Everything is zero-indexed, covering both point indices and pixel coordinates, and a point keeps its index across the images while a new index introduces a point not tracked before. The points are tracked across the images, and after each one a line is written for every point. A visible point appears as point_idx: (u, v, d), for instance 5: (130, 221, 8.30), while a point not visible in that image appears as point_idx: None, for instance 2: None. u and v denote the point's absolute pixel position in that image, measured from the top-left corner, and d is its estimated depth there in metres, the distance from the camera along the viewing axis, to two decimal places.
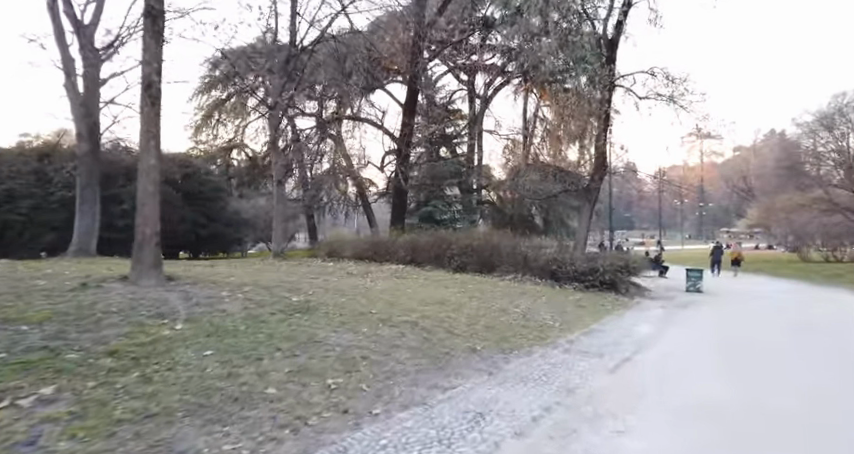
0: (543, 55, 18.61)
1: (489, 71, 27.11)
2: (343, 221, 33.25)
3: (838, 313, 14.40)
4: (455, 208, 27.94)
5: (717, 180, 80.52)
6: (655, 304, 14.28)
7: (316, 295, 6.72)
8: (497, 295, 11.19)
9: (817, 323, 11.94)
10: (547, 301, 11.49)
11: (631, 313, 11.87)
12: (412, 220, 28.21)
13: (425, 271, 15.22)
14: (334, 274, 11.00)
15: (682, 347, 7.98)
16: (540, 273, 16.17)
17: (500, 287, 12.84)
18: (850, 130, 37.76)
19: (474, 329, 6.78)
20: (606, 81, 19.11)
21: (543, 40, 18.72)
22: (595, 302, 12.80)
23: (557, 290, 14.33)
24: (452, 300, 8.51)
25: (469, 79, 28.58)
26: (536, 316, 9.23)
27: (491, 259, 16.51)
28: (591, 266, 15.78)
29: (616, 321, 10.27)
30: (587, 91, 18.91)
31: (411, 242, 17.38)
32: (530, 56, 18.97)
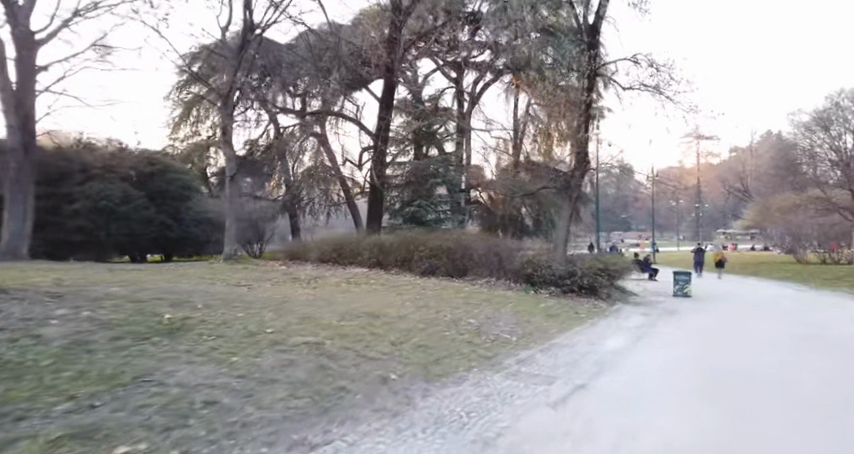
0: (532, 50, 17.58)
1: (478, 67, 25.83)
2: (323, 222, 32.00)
3: (839, 323, 13.21)
4: (442, 209, 25.91)
5: (713, 181, 79.41)
6: (635, 311, 13.13)
7: (208, 308, 5.48)
8: (456, 303, 10.04)
9: (811, 336, 10.90)
10: (512, 310, 10.34)
11: (604, 320, 10.78)
12: (398, 220, 26.00)
13: (389, 276, 14.08)
14: (273, 281, 9.79)
15: (654, 368, 6.86)
16: (515, 278, 15.11)
17: (466, 294, 11.75)
18: (847, 129, 36.60)
19: (397, 350, 5.56)
20: (585, 68, 17.61)
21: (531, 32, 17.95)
22: (569, 310, 11.63)
23: (531, 297, 13.15)
24: (390, 313, 7.30)
25: (457, 76, 27.42)
26: (490, 329, 8.09)
27: (461, 262, 15.47)
28: (569, 269, 14.66)
29: (587, 332, 9.17)
30: (564, 79, 17.83)
31: (379, 244, 16.31)
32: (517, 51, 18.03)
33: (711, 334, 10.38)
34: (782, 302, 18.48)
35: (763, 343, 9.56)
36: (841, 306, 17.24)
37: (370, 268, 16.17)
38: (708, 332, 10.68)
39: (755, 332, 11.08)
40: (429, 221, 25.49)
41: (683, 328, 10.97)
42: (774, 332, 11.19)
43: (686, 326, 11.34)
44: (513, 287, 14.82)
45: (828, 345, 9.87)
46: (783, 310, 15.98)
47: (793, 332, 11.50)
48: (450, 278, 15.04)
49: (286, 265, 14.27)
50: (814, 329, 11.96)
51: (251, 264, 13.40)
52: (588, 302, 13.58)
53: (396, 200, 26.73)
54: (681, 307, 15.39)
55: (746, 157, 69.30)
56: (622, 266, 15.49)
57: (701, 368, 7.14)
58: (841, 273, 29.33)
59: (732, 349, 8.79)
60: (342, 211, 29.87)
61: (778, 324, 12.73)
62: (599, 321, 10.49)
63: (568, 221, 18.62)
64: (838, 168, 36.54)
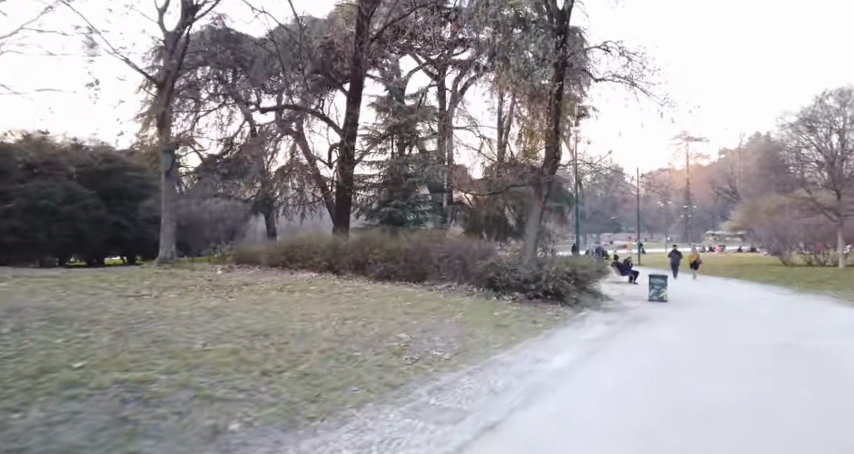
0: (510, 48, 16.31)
1: (459, 65, 24.57)
2: (296, 222, 30.85)
3: (821, 333, 12.25)
4: (423, 210, 25.10)
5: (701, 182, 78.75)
6: (601, 319, 12.31)
7: (20, 333, 4.24)
8: (395, 313, 9.03)
9: (790, 346, 9.95)
10: (455, 321, 9.37)
11: (558, 331, 9.84)
12: (374, 220, 25.11)
13: (339, 280, 13.15)
14: (185, 289, 8.63)
15: (597, 389, 5.95)
16: (477, 283, 14.23)
17: (414, 303, 10.78)
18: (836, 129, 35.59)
19: (267, 383, 4.29)
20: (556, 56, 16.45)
21: (515, 31, 16.48)
22: (524, 318, 10.69)
23: (489, 304, 12.27)
24: (292, 329, 6.17)
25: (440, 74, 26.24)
26: (418, 347, 7.10)
27: (421, 267, 14.70)
28: (534, 273, 13.81)
29: (538, 345, 8.24)
30: (538, 72, 16.21)
31: (334, 246, 15.42)
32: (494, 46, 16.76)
33: (680, 345, 9.46)
34: (765, 306, 17.53)
35: (734, 355, 8.61)
36: (828, 311, 16.21)
37: (323, 272, 15.15)
38: (677, 343, 9.74)
39: (728, 341, 10.15)
40: (407, 223, 24.57)
41: (650, 338, 10.06)
42: (749, 342, 10.26)
43: (654, 336, 10.40)
44: (474, 292, 13.96)
45: (806, 356, 8.92)
46: (764, 316, 15.04)
47: (770, 341, 10.57)
48: (406, 284, 14.08)
49: (228, 270, 13.19)
50: (794, 339, 11.01)
51: (188, 270, 12.31)
52: (551, 310, 12.70)
53: (374, 200, 25.73)
54: (653, 314, 14.46)
55: (732, 159, 68.53)
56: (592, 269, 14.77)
57: (655, 387, 6.20)
58: (826, 276, 28.41)
59: (696, 362, 7.87)
60: (316, 211, 28.85)
61: (755, 332, 11.83)
62: (555, 333, 9.58)
63: (537, 219, 17.74)
64: (824, 169, 35.57)
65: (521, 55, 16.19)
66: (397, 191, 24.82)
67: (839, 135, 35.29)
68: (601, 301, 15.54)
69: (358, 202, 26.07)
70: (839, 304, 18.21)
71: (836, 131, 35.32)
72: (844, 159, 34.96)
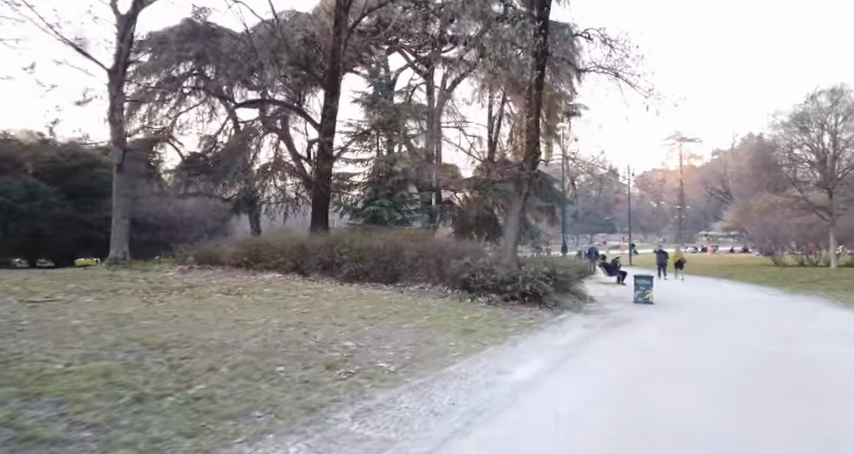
0: (494, 42, 15.64)
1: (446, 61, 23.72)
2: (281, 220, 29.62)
3: (813, 337, 11.61)
4: (412, 207, 25.34)
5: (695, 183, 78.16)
6: (578, 322, 11.75)
7: None
8: (348, 318, 8.25)
9: (777, 354, 9.26)
10: (414, 326, 8.55)
11: (528, 338, 9.17)
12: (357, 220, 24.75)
13: (305, 281, 12.46)
14: (113, 292, 7.79)
15: (556, 407, 5.27)
16: (453, 284, 13.75)
17: (376, 305, 10.08)
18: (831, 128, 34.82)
19: (132, 415, 3.36)
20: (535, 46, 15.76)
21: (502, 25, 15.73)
22: (494, 323, 10.01)
23: (461, 307, 11.61)
24: (207, 339, 5.33)
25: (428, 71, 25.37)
26: (362, 357, 6.29)
27: (395, 267, 14.19)
28: (510, 274, 13.39)
29: (503, 354, 7.54)
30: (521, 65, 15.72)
31: (302, 245, 14.65)
32: (479, 41, 16.23)
33: (659, 352, 8.80)
34: (754, 308, 16.92)
35: (716, 367, 7.92)
36: (820, 314, 15.55)
37: (288, 273, 14.32)
38: (655, 350, 9.09)
39: (711, 348, 9.46)
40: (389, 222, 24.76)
41: (628, 345, 9.37)
42: (733, 348, 9.58)
43: (632, 341, 9.73)
44: (448, 293, 13.48)
45: (794, 365, 8.24)
46: (752, 319, 14.36)
47: (756, 347, 9.89)
48: (378, 285, 13.44)
49: (184, 271, 12.39)
50: (782, 345, 10.33)
51: (137, 270, 11.43)
52: (527, 313, 12.28)
53: (360, 198, 25.64)
54: (635, 316, 13.88)
55: (725, 159, 67.99)
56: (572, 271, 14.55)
57: (622, 405, 5.50)
58: (818, 276, 27.79)
59: (672, 373, 7.24)
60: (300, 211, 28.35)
61: (741, 336, 11.16)
62: (526, 340, 8.87)
63: (517, 217, 17.15)
64: (817, 169, 34.91)
65: (504, 48, 15.57)
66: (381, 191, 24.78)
67: (832, 135, 34.62)
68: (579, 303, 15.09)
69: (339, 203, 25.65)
70: (831, 306, 17.55)
71: (829, 131, 34.63)
72: (837, 159, 34.28)
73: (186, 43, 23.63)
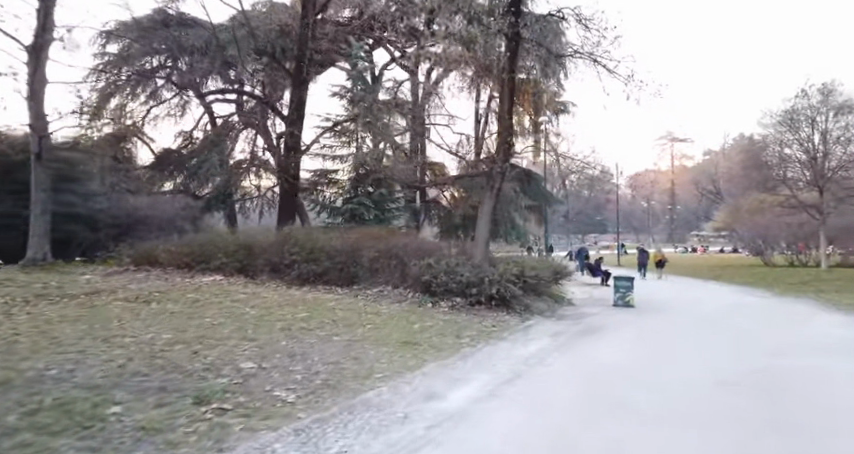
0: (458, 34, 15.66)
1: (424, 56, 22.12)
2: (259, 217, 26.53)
3: (805, 350, 10.61)
4: (398, 203, 23.84)
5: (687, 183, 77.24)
6: (546, 330, 10.80)
7: None
8: (267, 330, 6.98)
9: (760, 374, 8.28)
10: (346, 339, 7.31)
11: (481, 350, 8.15)
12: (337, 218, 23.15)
13: (248, 284, 11.29)
14: None
15: (484, 444, 4.22)
16: (415, 287, 12.84)
17: (314, 313, 8.92)
18: (823, 127, 33.80)
19: None
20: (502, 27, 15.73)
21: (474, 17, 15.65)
22: (448, 334, 8.86)
23: (418, 314, 10.61)
24: (29, 370, 4.04)
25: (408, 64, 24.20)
26: (255, 384, 5.03)
27: (352, 267, 13.19)
28: (476, 276, 12.49)
29: (441, 374, 6.47)
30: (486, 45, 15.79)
31: (250, 246, 13.48)
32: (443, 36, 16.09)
33: (628, 374, 7.81)
34: (742, 312, 15.93)
35: (690, 395, 6.91)
36: (814, 320, 14.54)
37: (234, 275, 13.13)
38: (624, 368, 8.13)
39: (687, 368, 8.44)
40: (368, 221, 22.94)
41: (594, 361, 8.38)
42: (712, 369, 8.59)
43: (599, 357, 8.73)
44: (408, 297, 12.55)
45: (781, 392, 7.21)
46: (736, 326, 13.40)
47: (737, 366, 8.92)
48: (331, 289, 12.36)
49: (116, 273, 11.30)
50: (767, 362, 9.36)
51: (52, 273, 10.14)
52: (492, 319, 11.44)
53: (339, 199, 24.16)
54: (612, 322, 12.89)
55: (715, 159, 67.27)
56: (541, 273, 13.88)
57: (567, 441, 4.52)
58: (808, 277, 26.85)
59: (638, 403, 6.26)
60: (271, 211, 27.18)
61: (724, 351, 10.18)
62: (477, 354, 7.82)
63: (488, 214, 16.38)
64: (807, 168, 33.96)
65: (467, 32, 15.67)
66: (361, 190, 23.58)
67: (822, 134, 33.69)
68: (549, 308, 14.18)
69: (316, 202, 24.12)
70: (820, 311, 16.66)
71: (819, 129, 33.74)
72: (827, 157, 33.39)
73: (155, 37, 22.26)
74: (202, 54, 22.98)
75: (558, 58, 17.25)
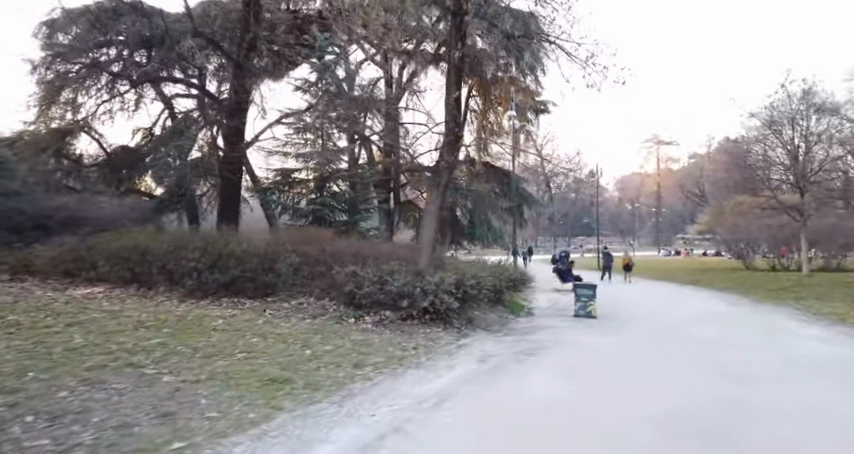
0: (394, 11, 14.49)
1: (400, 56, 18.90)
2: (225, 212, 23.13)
3: (779, 371, 9.14)
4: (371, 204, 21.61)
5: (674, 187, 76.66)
6: (478, 353, 9.27)
7: None
8: (55, 372, 4.93)
9: (724, 403, 7.00)
10: (179, 378, 5.29)
11: (379, 387, 6.38)
12: (303, 221, 20.41)
13: (130, 298, 9.44)
14: None
15: None
16: (338, 300, 11.34)
17: (176, 337, 6.94)
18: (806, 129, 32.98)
19: None
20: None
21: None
22: (345, 366, 7.02)
23: (324, 334, 8.82)
24: None
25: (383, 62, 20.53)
26: None
27: (264, 277, 11.53)
28: (409, 285, 11.10)
29: (292, 436, 4.52)
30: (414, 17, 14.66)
31: (147, 250, 11.63)
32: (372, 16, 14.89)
33: (566, 412, 6.42)
34: (712, 322, 14.54)
35: (635, 439, 5.30)
36: (790, 332, 13.19)
37: (123, 286, 11.36)
38: (556, 409, 6.51)
39: (637, 407, 6.84)
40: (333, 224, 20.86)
41: (528, 397, 6.96)
42: (670, 400, 7.24)
43: (535, 390, 7.31)
44: (330, 311, 11.05)
45: (749, 430, 5.66)
46: (704, 338, 12.16)
47: (698, 395, 7.57)
48: (237, 301, 10.63)
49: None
50: (733, 387, 8.09)
51: None
52: (420, 338, 10.03)
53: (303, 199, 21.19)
54: (562, 342, 11.33)
55: (698, 163, 66.78)
56: (483, 282, 12.49)
57: None
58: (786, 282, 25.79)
59: None
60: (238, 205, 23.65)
61: (688, 377, 8.69)
62: (376, 393, 6.10)
63: (436, 214, 15.03)
64: (790, 171, 33.24)
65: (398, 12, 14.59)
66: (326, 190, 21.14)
67: (803, 136, 32.94)
68: (492, 323, 12.77)
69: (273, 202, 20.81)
70: (795, 319, 15.53)
71: (802, 131, 33.05)
72: (809, 154, 32.71)
73: (117, 26, 19.62)
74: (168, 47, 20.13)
75: (512, 40, 15.87)
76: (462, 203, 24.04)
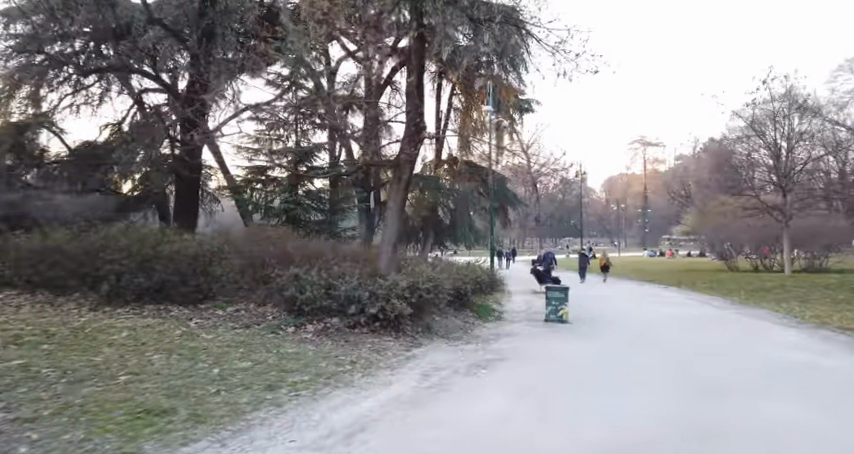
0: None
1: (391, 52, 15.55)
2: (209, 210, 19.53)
3: (759, 385, 8.30)
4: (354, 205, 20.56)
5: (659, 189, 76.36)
6: (426, 365, 8.32)
7: None
8: None
9: (699, 424, 6.08)
10: (9, 415, 4.14)
11: (292, 417, 5.30)
12: (276, 221, 18.50)
13: (29, 307, 8.23)
14: None
15: None
16: (279, 306, 10.36)
17: (45, 358, 5.77)
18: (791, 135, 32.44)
19: None
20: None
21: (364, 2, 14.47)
22: (257, 389, 5.92)
23: (246, 348, 7.67)
24: None
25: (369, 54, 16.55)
26: None
27: (196, 281, 10.42)
28: (356, 289, 10.12)
29: None
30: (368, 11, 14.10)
31: (56, 246, 10.19)
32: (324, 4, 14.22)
33: (516, 436, 5.44)
34: (691, 327, 13.74)
35: None
36: (770, 338, 12.45)
37: (31, 293, 10.01)
38: (505, 433, 5.53)
39: (598, 428, 5.90)
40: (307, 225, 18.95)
41: (473, 420, 5.96)
42: (639, 419, 6.32)
43: (483, 409, 6.34)
44: (270, 319, 10.00)
45: None
46: (680, 346, 11.34)
47: (671, 413, 6.65)
48: (161, 309, 9.46)
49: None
50: (711, 401, 7.22)
51: None
52: (365, 348, 9.05)
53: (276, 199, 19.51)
54: (525, 350, 10.45)
55: (681, 162, 66.32)
56: (441, 285, 11.53)
57: None
58: (769, 284, 25.15)
59: None
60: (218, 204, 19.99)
61: (660, 391, 7.79)
62: (284, 428, 4.97)
63: (398, 212, 14.22)
64: (774, 173, 32.69)
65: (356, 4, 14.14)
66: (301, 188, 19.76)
67: (787, 138, 32.47)
68: (453, 330, 11.84)
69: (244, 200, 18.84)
70: (775, 323, 14.83)
71: (783, 131, 32.60)
72: (791, 153, 32.31)
73: None
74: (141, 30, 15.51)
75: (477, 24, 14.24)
76: (445, 203, 22.26)
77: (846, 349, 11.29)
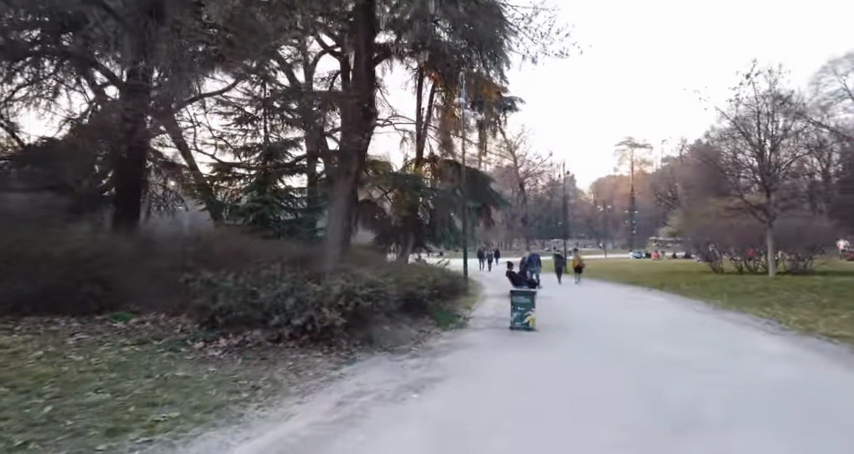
0: None
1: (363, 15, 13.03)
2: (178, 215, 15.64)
3: (742, 396, 7.35)
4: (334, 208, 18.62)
5: (647, 190, 75.62)
6: (349, 390, 6.93)
7: None
8: None
9: (680, 445, 5.04)
10: None
11: None
12: (242, 221, 16.46)
13: None
14: None
15: None
16: (192, 317, 8.89)
17: None
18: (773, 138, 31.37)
19: None
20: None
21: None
22: (91, 435, 4.41)
23: (119, 372, 6.16)
24: None
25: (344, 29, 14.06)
26: None
27: (89, 287, 8.98)
28: (280, 297, 8.72)
29: None
30: None
31: None
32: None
33: None
34: (668, 333, 12.78)
35: None
36: (751, 345, 11.57)
37: None
38: None
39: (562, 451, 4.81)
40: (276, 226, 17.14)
41: None
42: (601, 444, 5.11)
43: (419, 438, 5.19)
44: (180, 332, 8.52)
45: None
46: (656, 355, 10.37)
47: (645, 432, 5.64)
48: (44, 323, 7.88)
49: None
50: (691, 418, 6.22)
51: None
52: (282, 368, 7.64)
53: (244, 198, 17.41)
54: (483, 364, 9.29)
55: (668, 163, 65.41)
56: (387, 291, 10.16)
57: None
58: (753, 287, 23.94)
59: None
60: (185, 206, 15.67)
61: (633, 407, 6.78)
62: None
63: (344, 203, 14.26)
64: (758, 175, 31.42)
65: None
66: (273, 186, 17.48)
67: (773, 142, 31.32)
68: (402, 341, 10.47)
69: (214, 200, 16.63)
70: (756, 329, 13.75)
71: (768, 131, 31.51)
72: (776, 152, 31.29)
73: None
74: (125, 20, 10.32)
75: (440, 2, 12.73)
76: (424, 203, 20.57)
77: (835, 359, 10.13)
